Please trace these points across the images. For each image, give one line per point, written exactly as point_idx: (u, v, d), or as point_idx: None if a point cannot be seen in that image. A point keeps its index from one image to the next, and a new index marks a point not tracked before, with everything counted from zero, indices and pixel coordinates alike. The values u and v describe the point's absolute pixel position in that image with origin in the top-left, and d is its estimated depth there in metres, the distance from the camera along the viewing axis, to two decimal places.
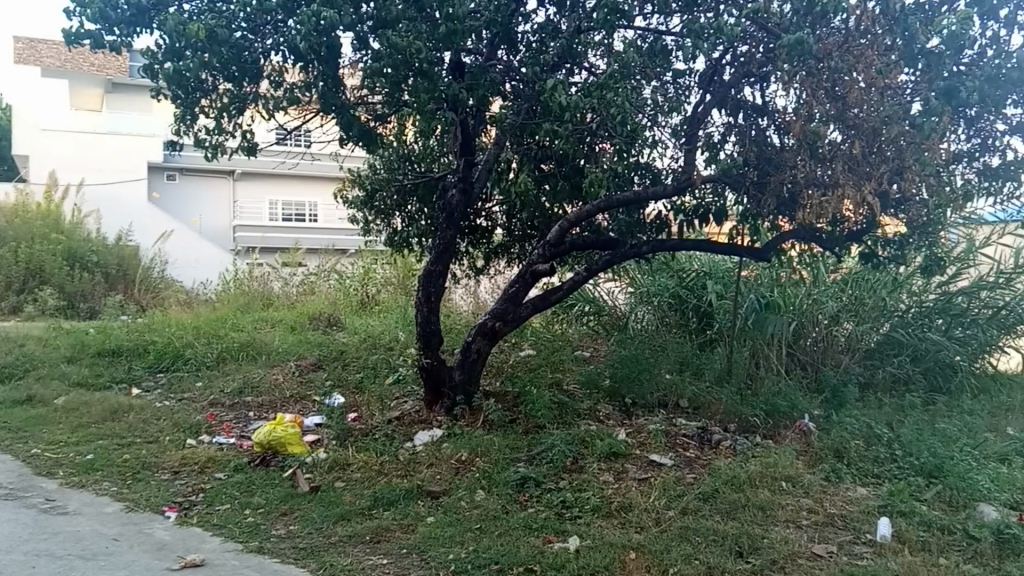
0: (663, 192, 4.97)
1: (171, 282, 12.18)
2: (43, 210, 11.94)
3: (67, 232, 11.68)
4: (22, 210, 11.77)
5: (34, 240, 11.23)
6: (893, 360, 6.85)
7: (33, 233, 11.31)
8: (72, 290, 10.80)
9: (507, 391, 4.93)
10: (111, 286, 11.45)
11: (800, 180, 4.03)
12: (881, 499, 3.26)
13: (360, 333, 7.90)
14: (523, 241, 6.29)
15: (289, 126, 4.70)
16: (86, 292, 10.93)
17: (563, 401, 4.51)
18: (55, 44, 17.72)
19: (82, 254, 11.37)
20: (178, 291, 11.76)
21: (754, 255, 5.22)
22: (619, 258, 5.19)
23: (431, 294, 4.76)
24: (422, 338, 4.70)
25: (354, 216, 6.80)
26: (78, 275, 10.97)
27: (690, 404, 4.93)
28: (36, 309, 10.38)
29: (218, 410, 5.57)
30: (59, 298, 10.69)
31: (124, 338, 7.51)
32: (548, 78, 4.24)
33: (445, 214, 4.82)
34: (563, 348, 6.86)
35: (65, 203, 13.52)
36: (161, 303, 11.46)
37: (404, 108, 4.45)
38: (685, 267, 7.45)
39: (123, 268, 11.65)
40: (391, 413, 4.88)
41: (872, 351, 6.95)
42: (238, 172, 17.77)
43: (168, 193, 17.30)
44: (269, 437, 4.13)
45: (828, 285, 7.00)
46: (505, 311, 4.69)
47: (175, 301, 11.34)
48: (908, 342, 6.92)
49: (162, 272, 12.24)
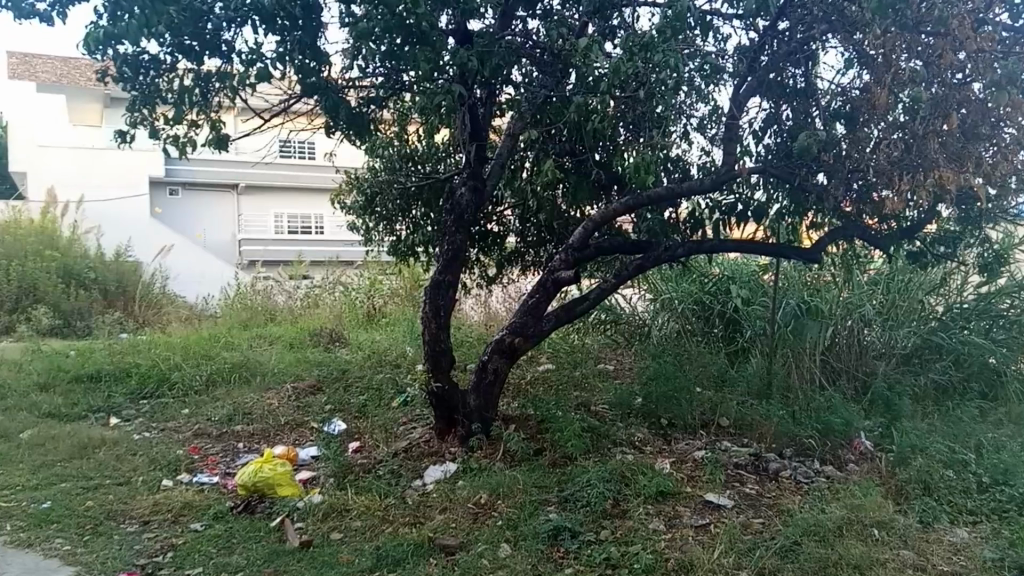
0: (696, 188, 4.41)
1: (173, 297, 11.67)
2: (38, 225, 11.41)
3: (61, 249, 11.15)
4: (14, 224, 11.19)
5: (29, 257, 10.71)
6: (935, 366, 6.17)
7: (26, 249, 10.78)
8: (67, 308, 10.30)
9: (528, 416, 4.36)
10: (111, 304, 10.96)
11: (881, 162, 3.46)
12: (995, 548, 2.72)
13: (363, 350, 7.34)
14: (539, 246, 5.75)
15: (265, 115, 4.18)
16: (83, 311, 10.42)
17: (595, 426, 3.94)
18: (50, 60, 17.23)
19: (80, 271, 10.86)
20: (179, 307, 11.23)
21: (802, 255, 4.60)
22: (650, 262, 4.59)
23: (440, 307, 4.16)
24: (431, 360, 4.13)
25: (352, 224, 6.28)
26: (74, 293, 10.46)
27: (735, 424, 4.36)
28: (30, 329, 9.86)
29: (203, 443, 5.03)
30: (54, 318, 10.18)
31: (108, 361, 6.98)
32: (581, 35, 3.83)
33: (452, 217, 4.24)
34: (584, 361, 6.30)
35: (65, 219, 13.02)
36: (162, 321, 10.94)
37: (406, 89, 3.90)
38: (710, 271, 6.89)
39: (122, 284, 11.14)
40: (398, 444, 4.32)
41: (912, 360, 6.27)
42: (242, 185, 17.21)
43: (169, 210, 16.71)
44: (254, 478, 3.67)
45: (863, 287, 6.39)
46: (524, 326, 4.11)
47: (176, 319, 10.82)
48: (950, 346, 6.25)
49: (163, 288, 11.70)
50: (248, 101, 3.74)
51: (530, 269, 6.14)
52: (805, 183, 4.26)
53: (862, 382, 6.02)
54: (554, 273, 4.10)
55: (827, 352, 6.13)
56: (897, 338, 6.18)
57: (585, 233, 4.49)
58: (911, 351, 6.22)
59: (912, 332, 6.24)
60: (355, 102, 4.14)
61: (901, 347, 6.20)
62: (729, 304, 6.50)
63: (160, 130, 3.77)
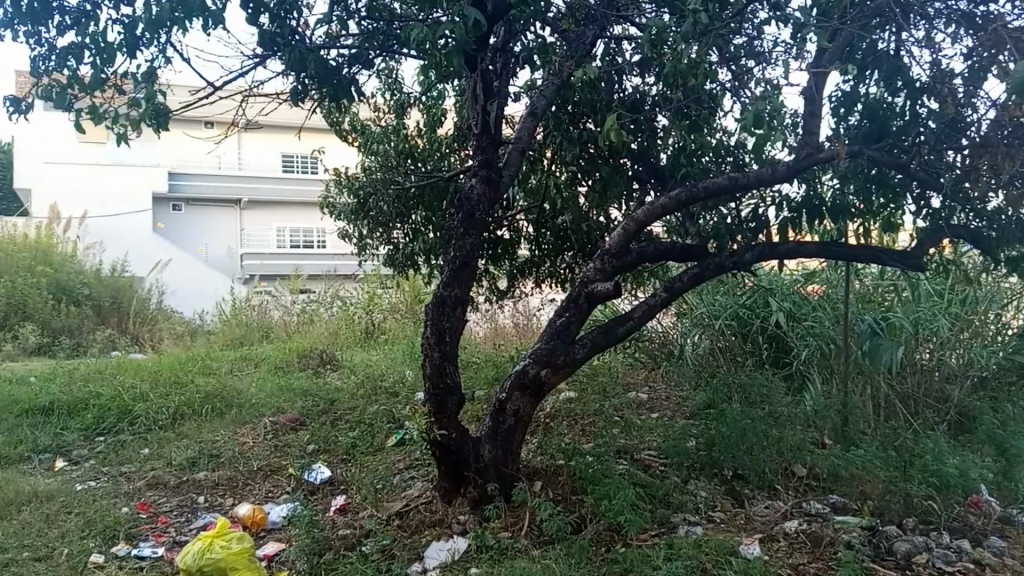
0: (764, 179, 3.42)
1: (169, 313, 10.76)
2: (30, 240, 10.53)
3: (54, 264, 10.29)
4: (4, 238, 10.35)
5: (15, 272, 9.81)
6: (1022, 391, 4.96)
7: (16, 263, 9.91)
8: (57, 325, 9.38)
9: (559, 466, 3.41)
10: (103, 321, 10.05)
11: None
12: None
13: (358, 374, 6.41)
14: (558, 256, 4.85)
15: (213, 82, 3.35)
16: (71, 328, 9.52)
17: (650, 482, 3.15)
18: None
19: (72, 287, 9.99)
20: (176, 323, 10.30)
21: (900, 258, 3.45)
22: (710, 274, 3.47)
23: (446, 332, 3.16)
24: (433, 400, 3.15)
25: (343, 233, 5.33)
26: (64, 308, 9.55)
27: (816, 476, 3.58)
28: (14, 348, 8.94)
29: (156, 497, 4.12)
30: (42, 335, 9.26)
31: (69, 387, 6.05)
32: None
33: (461, 214, 3.24)
34: (612, 387, 5.37)
35: (62, 230, 12.16)
36: (155, 338, 10.03)
37: (414, 30, 2.99)
38: (740, 283, 5.91)
39: (117, 301, 10.24)
40: (389, 505, 3.42)
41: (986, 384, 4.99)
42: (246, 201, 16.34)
43: (173, 223, 16.02)
44: (200, 562, 2.86)
45: (933, 293, 5.22)
46: (554, 353, 3.20)
47: (170, 337, 9.91)
48: None
49: (159, 303, 10.80)
50: (187, 57, 2.91)
51: (548, 282, 5.22)
52: (919, 169, 3.32)
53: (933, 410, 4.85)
54: (590, 286, 3.24)
55: (896, 378, 4.93)
56: (973, 356, 5.01)
57: (625, 235, 3.42)
58: (992, 372, 5.00)
59: (991, 349, 5.06)
60: (335, 58, 3.27)
61: (980, 368, 5.04)
62: (770, 319, 5.46)
63: (70, 98, 2.93)
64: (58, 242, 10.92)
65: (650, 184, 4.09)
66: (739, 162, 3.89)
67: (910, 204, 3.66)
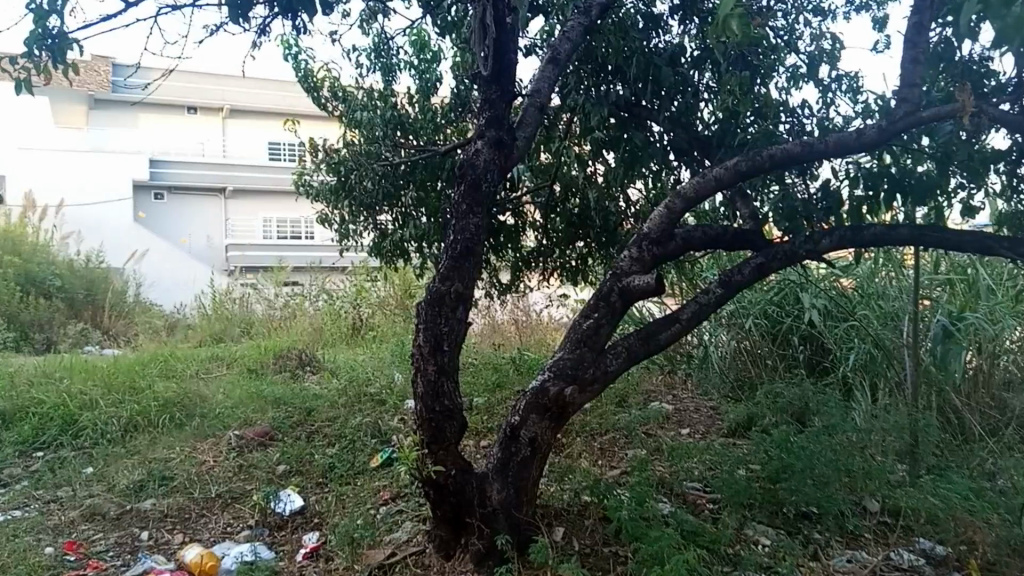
0: (845, 144, 2.74)
1: (146, 307, 10.00)
2: None
3: (24, 254, 9.51)
4: None
5: None
6: None
7: None
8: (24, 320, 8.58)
9: (584, 505, 2.74)
10: (74, 315, 9.28)
11: None
12: None
13: (340, 378, 5.69)
14: (571, 244, 4.16)
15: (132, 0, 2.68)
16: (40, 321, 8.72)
17: (705, 531, 2.47)
18: None
19: (43, 278, 9.19)
20: (152, 317, 9.54)
21: (1011, 245, 2.72)
22: (774, 266, 2.79)
23: (444, 339, 2.46)
24: (428, 427, 2.45)
25: (322, 216, 4.60)
26: (32, 301, 8.75)
27: (890, 510, 3.00)
28: None
29: (90, 534, 3.40)
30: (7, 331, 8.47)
31: (14, 391, 5.31)
32: None
33: (463, 186, 2.55)
34: (631, 395, 4.68)
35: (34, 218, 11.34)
36: (129, 334, 9.27)
37: None
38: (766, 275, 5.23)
39: (91, 294, 9.48)
40: (372, 556, 2.73)
41: None
42: (231, 190, 15.57)
43: (155, 213, 15.20)
44: None
45: (992, 288, 4.59)
46: (580, 366, 2.53)
47: (145, 334, 9.14)
48: None
49: (133, 296, 10.03)
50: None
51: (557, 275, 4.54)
52: None
53: (995, 422, 4.16)
54: (625, 280, 2.57)
55: (961, 387, 4.26)
56: None
57: (668, 217, 2.72)
58: None
59: None
60: None
61: None
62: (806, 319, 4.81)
63: None
64: (29, 230, 10.06)
65: (692, 158, 3.38)
66: (797, 127, 3.25)
67: (993, 180, 3.10)
